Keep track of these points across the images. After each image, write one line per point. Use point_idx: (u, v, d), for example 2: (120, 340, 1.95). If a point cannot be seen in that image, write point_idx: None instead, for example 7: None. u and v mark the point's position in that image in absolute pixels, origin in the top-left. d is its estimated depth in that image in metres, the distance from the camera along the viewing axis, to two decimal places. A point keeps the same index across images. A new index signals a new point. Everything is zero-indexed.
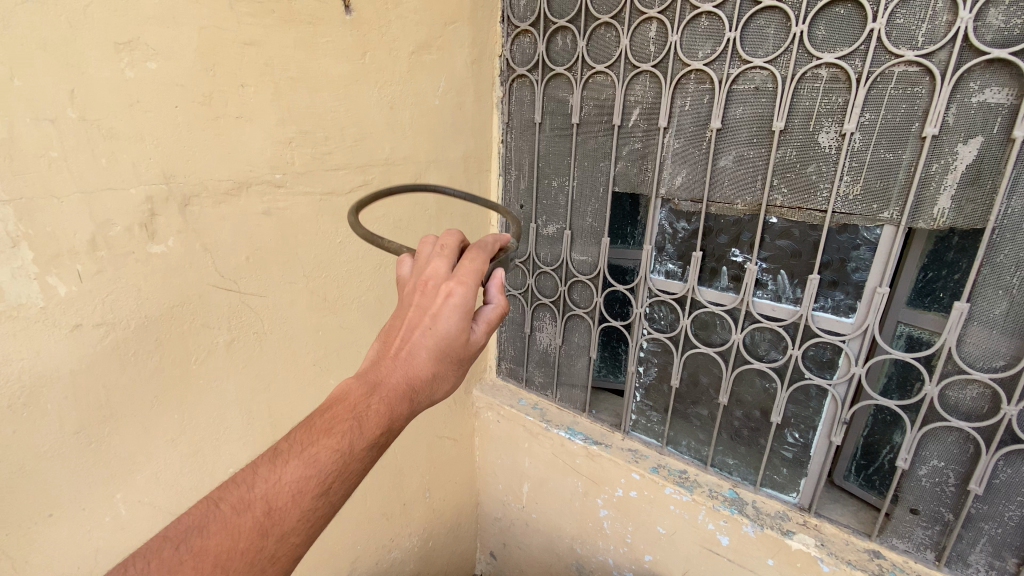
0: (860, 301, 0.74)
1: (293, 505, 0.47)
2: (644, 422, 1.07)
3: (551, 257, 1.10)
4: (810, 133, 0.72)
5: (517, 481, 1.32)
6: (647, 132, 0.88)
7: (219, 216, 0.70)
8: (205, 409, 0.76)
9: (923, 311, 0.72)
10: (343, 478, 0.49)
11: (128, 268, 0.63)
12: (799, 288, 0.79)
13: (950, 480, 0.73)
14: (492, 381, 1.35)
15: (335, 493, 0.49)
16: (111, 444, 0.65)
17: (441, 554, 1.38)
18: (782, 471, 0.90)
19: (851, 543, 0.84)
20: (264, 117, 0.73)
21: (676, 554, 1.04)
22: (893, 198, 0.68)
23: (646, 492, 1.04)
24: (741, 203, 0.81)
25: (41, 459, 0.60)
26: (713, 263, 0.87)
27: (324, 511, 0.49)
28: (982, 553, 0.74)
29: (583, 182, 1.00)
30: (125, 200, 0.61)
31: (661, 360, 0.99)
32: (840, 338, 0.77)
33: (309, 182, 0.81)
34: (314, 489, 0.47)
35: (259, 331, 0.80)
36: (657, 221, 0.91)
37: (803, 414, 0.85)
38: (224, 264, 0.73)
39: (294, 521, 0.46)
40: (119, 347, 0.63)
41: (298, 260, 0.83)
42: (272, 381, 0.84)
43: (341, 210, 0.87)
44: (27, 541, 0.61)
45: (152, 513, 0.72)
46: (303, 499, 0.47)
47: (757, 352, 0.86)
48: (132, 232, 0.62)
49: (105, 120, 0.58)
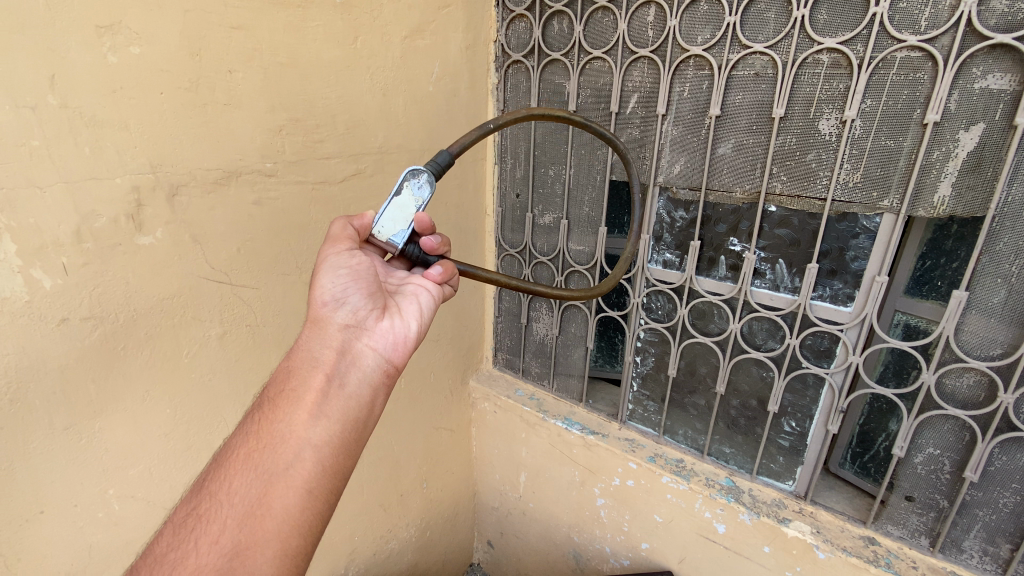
0: (859, 291, 0.74)
1: (165, 529, 0.46)
2: (641, 412, 1.07)
3: (547, 247, 1.09)
4: (810, 119, 0.71)
5: (514, 472, 1.32)
6: (645, 120, 0.87)
7: (207, 206, 0.68)
8: (198, 403, 0.74)
9: (921, 300, 0.72)
10: (222, 465, 0.50)
11: (116, 260, 0.61)
12: (797, 278, 0.79)
13: (945, 467, 0.74)
14: (489, 371, 1.35)
15: (218, 479, 0.49)
16: (99, 440, 0.64)
17: (439, 544, 1.39)
18: (778, 459, 0.91)
19: (846, 530, 0.85)
20: (253, 104, 0.71)
21: (672, 542, 1.05)
22: (893, 185, 0.68)
23: (643, 481, 1.04)
24: (739, 191, 0.80)
25: (28, 456, 0.58)
26: (711, 252, 0.86)
27: (213, 497, 0.48)
28: (976, 539, 0.74)
29: (579, 170, 0.99)
30: (109, 190, 0.59)
31: (658, 350, 0.99)
32: (838, 327, 0.77)
33: (301, 171, 0.79)
34: (181, 498, 0.48)
35: (252, 324, 0.79)
36: (655, 209, 0.90)
37: (800, 403, 0.85)
38: (215, 257, 0.71)
39: (169, 537, 0.46)
40: (108, 341, 0.62)
41: (291, 251, 0.81)
42: (265, 375, 0.83)
43: (335, 200, 0.85)
44: (17, 540, 0.59)
45: (145, 508, 0.71)
46: (170, 515, 0.47)
47: (755, 342, 0.86)
48: (119, 223, 0.60)
49: (87, 108, 0.56)
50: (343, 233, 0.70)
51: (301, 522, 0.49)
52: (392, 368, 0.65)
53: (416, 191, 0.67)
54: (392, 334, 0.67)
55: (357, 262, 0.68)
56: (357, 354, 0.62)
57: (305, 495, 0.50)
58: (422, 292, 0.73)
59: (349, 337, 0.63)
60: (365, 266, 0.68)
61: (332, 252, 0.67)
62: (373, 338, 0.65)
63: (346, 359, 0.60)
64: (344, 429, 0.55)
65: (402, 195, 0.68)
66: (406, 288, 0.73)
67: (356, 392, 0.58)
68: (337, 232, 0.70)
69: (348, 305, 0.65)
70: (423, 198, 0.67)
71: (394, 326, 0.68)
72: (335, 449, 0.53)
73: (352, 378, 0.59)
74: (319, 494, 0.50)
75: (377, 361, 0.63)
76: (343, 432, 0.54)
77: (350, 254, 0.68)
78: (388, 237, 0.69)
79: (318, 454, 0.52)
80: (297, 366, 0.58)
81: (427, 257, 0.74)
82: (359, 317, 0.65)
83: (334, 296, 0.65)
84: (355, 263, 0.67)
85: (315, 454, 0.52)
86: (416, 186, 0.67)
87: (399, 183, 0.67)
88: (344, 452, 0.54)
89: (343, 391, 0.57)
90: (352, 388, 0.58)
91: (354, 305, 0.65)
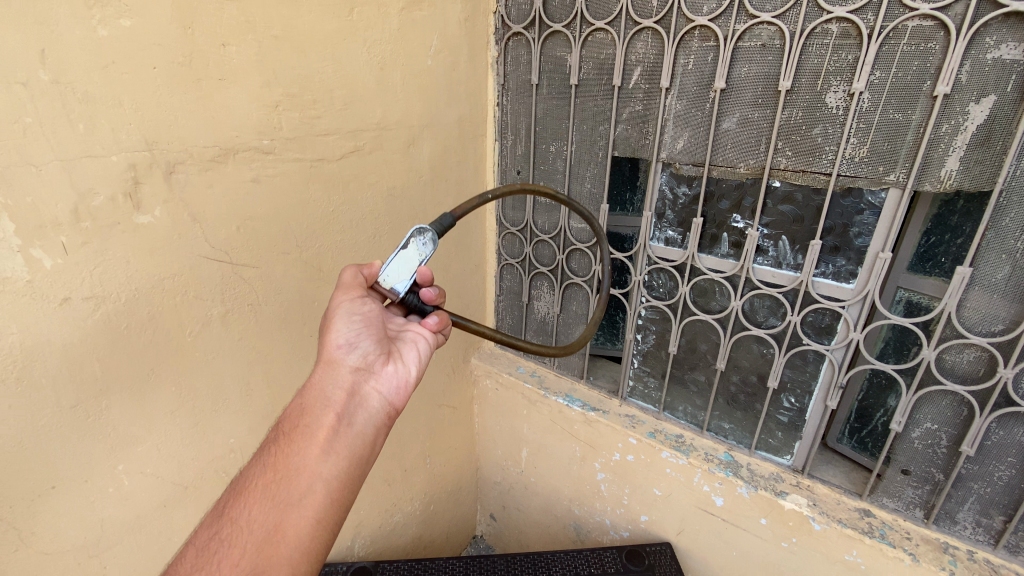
0: (862, 267, 0.74)
1: (187, 550, 0.48)
2: (641, 388, 1.08)
3: (548, 225, 1.08)
4: (817, 93, 0.70)
5: (516, 447, 1.34)
6: (648, 94, 0.85)
7: (205, 183, 0.68)
8: (204, 381, 0.75)
9: (924, 276, 0.72)
10: (241, 494, 0.53)
11: (115, 239, 0.61)
12: (800, 255, 0.78)
13: (942, 442, 0.75)
14: (490, 350, 1.36)
15: (237, 508, 0.51)
16: (108, 418, 0.65)
17: (442, 517, 1.42)
18: (776, 434, 0.92)
19: (841, 503, 0.86)
20: (248, 79, 0.69)
21: (671, 515, 1.07)
22: (900, 160, 0.67)
23: (643, 456, 1.06)
24: (743, 167, 0.79)
25: (37, 434, 0.59)
26: (713, 229, 0.86)
27: (233, 523, 0.50)
28: (970, 511, 0.76)
29: (581, 146, 0.97)
30: (105, 168, 0.58)
31: (659, 327, 0.99)
32: (839, 303, 0.76)
33: (298, 148, 0.78)
34: (201, 523, 0.50)
35: (254, 302, 0.79)
36: (657, 186, 0.89)
37: (799, 379, 0.86)
38: (214, 236, 0.70)
39: (192, 559, 0.47)
40: (109, 321, 0.62)
41: (292, 230, 0.81)
42: (269, 353, 0.84)
43: (333, 177, 0.84)
44: (29, 515, 0.60)
45: (155, 483, 0.73)
46: (192, 537, 0.49)
47: (756, 319, 0.86)
48: (116, 201, 0.60)
49: (80, 84, 0.55)
50: (354, 281, 0.71)
51: (310, 550, 0.51)
52: (395, 411, 0.67)
53: (421, 246, 0.71)
54: (397, 377, 0.69)
55: (368, 309, 0.70)
56: (364, 395, 0.64)
57: (315, 525, 0.52)
58: (422, 338, 0.75)
59: (358, 379, 0.65)
60: (375, 313, 0.70)
61: (345, 299, 0.69)
62: (379, 381, 0.67)
63: (354, 399, 0.62)
64: (351, 465, 0.57)
65: (408, 249, 0.70)
66: (406, 334, 0.75)
67: (362, 431, 0.60)
68: (348, 280, 0.71)
69: (360, 349, 0.67)
70: (428, 252, 0.71)
71: (399, 370, 0.70)
72: (343, 484, 0.55)
73: (359, 417, 0.61)
74: (327, 525, 0.53)
75: (382, 404, 0.65)
76: (351, 468, 0.56)
77: (362, 301, 0.70)
78: (391, 286, 0.71)
79: (328, 487, 0.54)
80: (310, 404, 0.59)
81: (426, 305, 0.77)
82: (368, 360, 0.67)
83: (347, 340, 0.67)
84: (367, 310, 0.69)
85: (325, 487, 0.54)
86: (422, 242, 0.70)
87: (408, 239, 0.70)
88: (352, 486, 0.56)
89: (351, 430, 0.59)
90: (359, 427, 0.60)
91: (365, 349, 0.67)
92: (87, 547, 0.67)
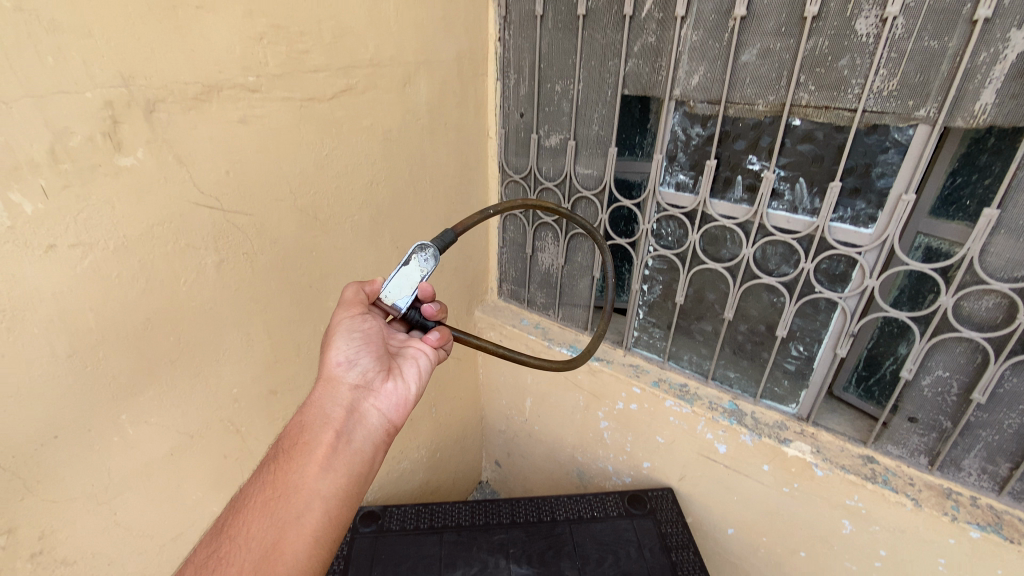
0: (883, 211, 0.70)
1: (187, 565, 0.50)
2: (646, 338, 1.07)
3: (553, 171, 1.03)
4: (846, 18, 0.64)
5: (520, 397, 1.35)
6: (661, 24, 0.79)
7: (189, 124, 0.64)
8: (203, 332, 0.74)
9: (946, 220, 0.68)
10: (240, 511, 0.55)
11: (96, 182, 0.58)
12: (817, 199, 0.74)
13: (952, 389, 0.74)
14: (494, 302, 1.34)
15: (235, 525, 0.53)
16: (107, 368, 0.64)
17: (449, 464, 1.45)
18: (783, 382, 0.91)
19: (845, 450, 0.87)
20: (228, 7, 0.64)
21: (673, 461, 1.08)
22: (931, 94, 0.62)
23: (646, 405, 1.06)
24: (763, 104, 0.74)
25: (34, 383, 0.58)
26: (727, 173, 0.81)
27: (232, 540, 0.52)
28: (976, 459, 0.76)
29: (588, 85, 0.92)
30: (80, 106, 0.55)
31: (666, 278, 0.97)
32: (856, 249, 0.73)
33: (286, 85, 0.73)
34: (201, 541, 0.52)
35: (249, 251, 0.76)
36: (669, 126, 0.84)
37: (809, 328, 0.84)
38: (203, 180, 0.67)
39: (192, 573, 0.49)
40: (98, 269, 0.60)
41: (285, 175, 0.77)
42: (268, 303, 0.82)
43: (325, 118, 0.80)
44: (34, 464, 0.60)
45: (160, 432, 0.73)
46: (193, 554, 0.51)
47: (768, 267, 0.83)
48: (95, 141, 0.56)
49: (44, 11, 0.50)
50: (355, 298, 0.75)
51: (307, 567, 0.53)
52: (393, 428, 0.70)
53: (422, 263, 0.72)
54: (396, 393, 0.72)
55: (368, 326, 0.73)
56: (363, 413, 0.67)
57: (313, 543, 0.54)
58: (422, 354, 0.78)
59: (358, 396, 0.67)
60: (375, 329, 0.73)
61: (345, 315, 0.72)
62: (378, 398, 0.69)
63: (353, 417, 0.65)
64: (349, 482, 0.60)
65: (409, 265, 0.72)
66: (407, 350, 0.78)
67: (361, 448, 0.63)
68: (350, 297, 0.75)
69: (359, 366, 0.70)
70: (429, 268, 0.73)
71: (398, 386, 0.72)
72: (340, 501, 0.58)
73: (357, 435, 0.64)
74: (324, 542, 0.55)
75: (381, 421, 0.68)
76: (348, 485, 0.59)
77: (362, 317, 0.73)
78: (394, 301, 0.74)
79: (325, 504, 0.57)
80: (310, 421, 0.62)
81: (426, 321, 0.80)
82: (368, 377, 0.70)
83: (347, 357, 0.69)
84: (366, 327, 0.72)
85: (323, 505, 0.57)
86: (423, 259, 0.72)
87: (410, 259, 0.72)
88: (349, 503, 0.59)
89: (350, 447, 0.62)
90: (358, 444, 0.63)
91: (364, 366, 0.70)
92: (97, 495, 0.68)
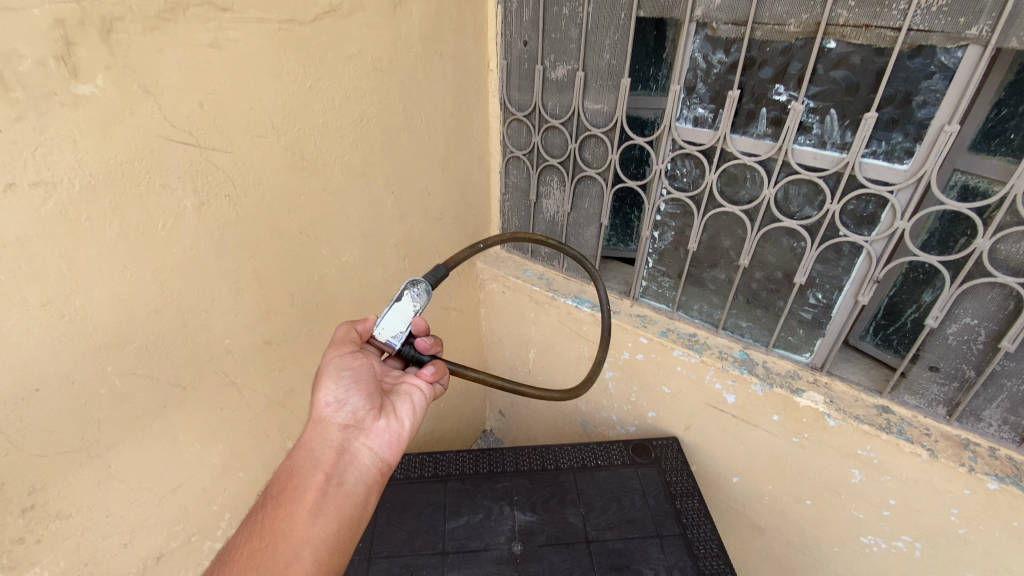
0: (922, 144, 0.63)
1: None
2: (655, 288, 1.03)
3: (560, 108, 0.96)
4: None
5: (523, 348, 1.33)
6: None
7: (154, 47, 0.57)
8: (188, 281, 0.70)
9: (987, 156, 0.62)
10: (225, 564, 0.53)
11: (53, 113, 0.52)
12: (849, 132, 0.68)
13: (979, 337, 0.70)
14: (495, 253, 1.29)
15: None
16: (86, 318, 0.61)
17: (452, 414, 1.45)
18: (798, 332, 0.88)
19: (860, 400, 0.84)
20: None
21: (679, 412, 1.07)
22: (986, 9, 0.54)
23: (654, 355, 1.03)
24: (794, 24, 0.67)
25: (7, 334, 0.55)
26: (750, 105, 0.75)
27: None
28: (998, 409, 0.73)
29: (600, 7, 0.83)
30: (25, 24, 0.48)
31: (679, 223, 0.92)
32: (888, 188, 0.67)
33: (262, 4, 0.65)
34: None
35: (232, 194, 0.71)
36: (688, 53, 0.77)
37: (830, 274, 0.79)
38: (174, 113, 0.61)
39: None
40: (65, 211, 0.55)
41: (266, 109, 0.71)
42: (257, 250, 0.78)
43: (307, 44, 0.72)
44: (19, 416, 0.58)
45: (151, 385, 0.71)
46: None
47: (789, 209, 0.78)
48: (47, 66, 0.50)
49: None
50: (344, 340, 0.76)
51: None
52: (387, 467, 0.69)
53: (415, 297, 0.74)
54: (389, 432, 0.71)
55: (358, 364, 0.73)
56: (354, 453, 0.66)
57: None
58: (416, 390, 0.77)
59: (348, 437, 0.67)
60: (365, 368, 0.73)
61: (334, 356, 0.73)
62: (370, 438, 0.69)
63: (343, 458, 0.65)
64: (340, 527, 0.59)
65: (402, 301, 0.74)
66: (402, 385, 0.77)
67: (353, 489, 0.62)
68: (342, 335, 0.77)
69: (349, 406, 0.69)
70: (421, 303, 0.74)
71: (391, 425, 0.71)
72: (331, 548, 0.57)
73: (349, 476, 0.63)
74: None
75: (374, 461, 0.67)
76: (339, 530, 0.58)
77: (352, 357, 0.74)
78: (387, 337, 0.74)
79: (315, 552, 0.56)
80: (299, 466, 0.62)
81: (421, 356, 0.79)
82: (358, 416, 0.69)
83: (336, 398, 0.69)
84: (356, 366, 0.72)
85: (312, 553, 0.55)
86: (415, 294, 0.74)
87: (402, 295, 0.74)
88: (340, 549, 0.58)
89: (341, 489, 0.61)
90: (349, 486, 0.62)
91: (354, 405, 0.69)
92: (88, 447, 0.66)
